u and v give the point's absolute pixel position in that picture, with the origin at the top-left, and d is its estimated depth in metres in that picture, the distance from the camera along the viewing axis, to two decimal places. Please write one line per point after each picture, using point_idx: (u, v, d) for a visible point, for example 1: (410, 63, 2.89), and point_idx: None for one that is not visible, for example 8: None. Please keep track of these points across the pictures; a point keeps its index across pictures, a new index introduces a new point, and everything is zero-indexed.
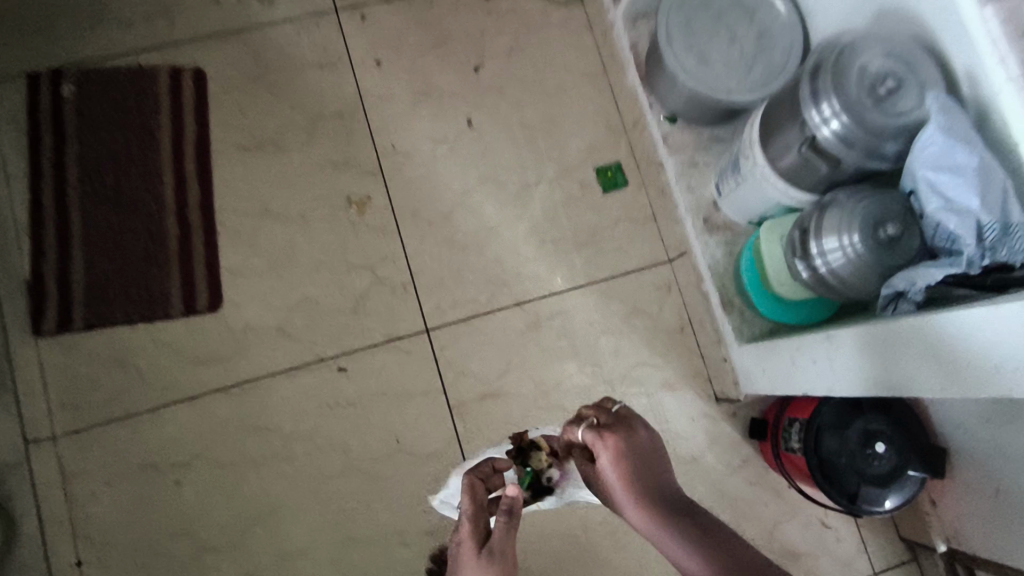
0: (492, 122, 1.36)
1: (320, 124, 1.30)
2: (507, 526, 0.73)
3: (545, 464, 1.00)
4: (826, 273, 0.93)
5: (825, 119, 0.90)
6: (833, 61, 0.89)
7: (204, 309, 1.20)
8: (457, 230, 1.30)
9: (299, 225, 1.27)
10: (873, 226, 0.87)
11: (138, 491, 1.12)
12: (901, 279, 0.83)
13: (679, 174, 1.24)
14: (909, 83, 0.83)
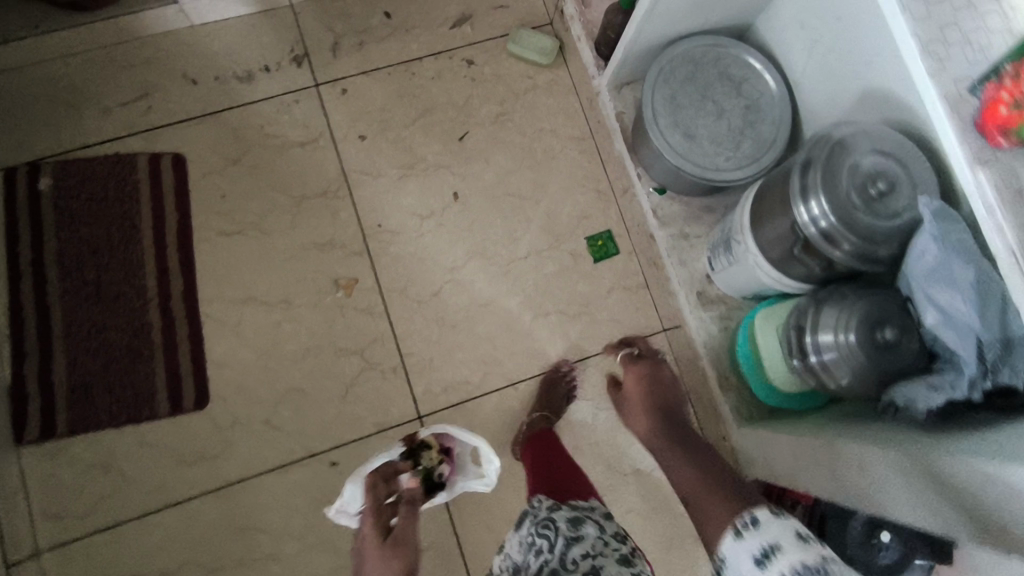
0: (479, 194, 1.32)
1: (305, 206, 1.28)
2: (411, 512, 0.98)
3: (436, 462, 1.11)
4: (821, 370, 0.90)
5: (814, 218, 0.87)
6: (824, 159, 0.86)
7: (191, 407, 1.19)
8: (446, 308, 1.27)
9: (284, 311, 1.24)
10: (870, 328, 0.83)
11: None
12: (903, 393, 0.80)
13: (671, 247, 1.20)
14: (901, 185, 0.81)
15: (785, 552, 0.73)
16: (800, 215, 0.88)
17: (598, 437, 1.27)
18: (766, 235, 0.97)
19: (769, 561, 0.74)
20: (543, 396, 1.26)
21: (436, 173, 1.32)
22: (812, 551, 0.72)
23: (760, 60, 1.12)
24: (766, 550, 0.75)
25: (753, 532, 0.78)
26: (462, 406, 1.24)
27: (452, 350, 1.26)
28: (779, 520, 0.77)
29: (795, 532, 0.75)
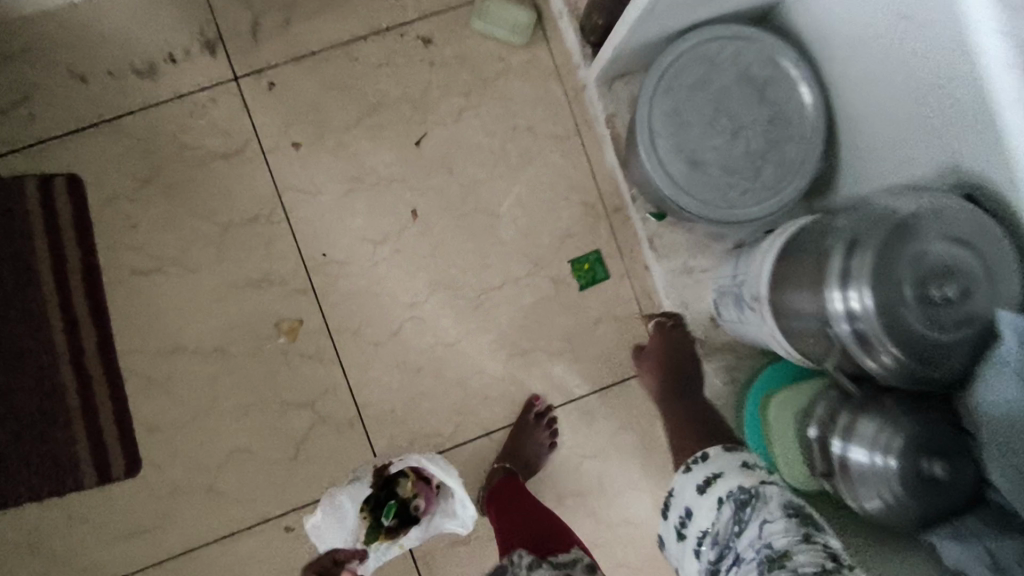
0: (442, 212, 1.10)
1: (234, 235, 1.08)
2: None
3: (410, 495, 1.07)
4: (849, 489, 0.72)
5: (852, 312, 0.66)
6: (878, 239, 0.64)
7: (122, 473, 1.07)
8: (408, 351, 1.10)
9: (220, 361, 1.08)
10: (916, 455, 0.65)
11: None
12: (951, 551, 0.60)
13: (671, 286, 1.03)
14: (978, 288, 0.59)
15: (725, 477, 0.80)
16: (835, 301, 0.68)
17: (587, 486, 1.14)
18: (783, 306, 0.78)
19: (710, 487, 0.81)
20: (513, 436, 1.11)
21: (392, 188, 1.10)
22: (750, 472, 0.79)
23: (794, 64, 0.86)
24: (710, 477, 0.82)
25: (706, 462, 0.85)
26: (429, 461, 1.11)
27: (418, 398, 1.11)
28: (726, 453, 0.84)
29: (740, 461, 0.82)
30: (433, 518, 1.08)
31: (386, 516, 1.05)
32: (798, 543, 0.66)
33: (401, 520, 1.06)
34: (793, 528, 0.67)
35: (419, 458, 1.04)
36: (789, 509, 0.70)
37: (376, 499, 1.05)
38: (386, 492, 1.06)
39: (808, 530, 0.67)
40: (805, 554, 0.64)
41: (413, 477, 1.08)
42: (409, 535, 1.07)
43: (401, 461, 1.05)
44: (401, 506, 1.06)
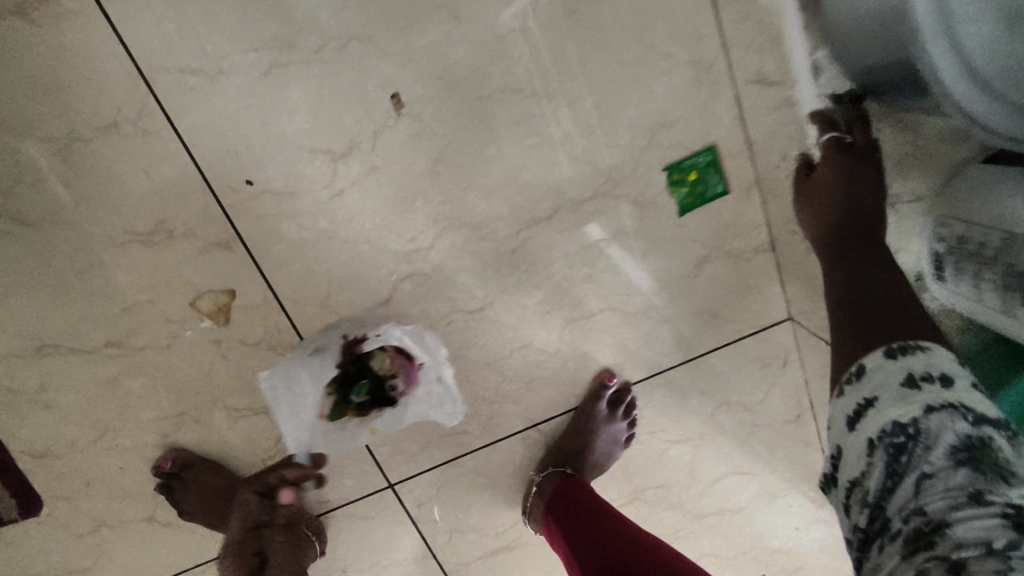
0: (446, 97, 0.62)
1: (83, 159, 0.62)
2: (290, 540, 0.73)
3: (387, 375, 0.70)
4: None
5: None
6: None
7: (15, 514, 0.74)
8: (411, 326, 0.70)
9: (119, 357, 0.69)
10: None
11: None
12: None
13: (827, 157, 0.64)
14: None
15: (879, 406, 0.49)
16: None
17: (672, 476, 0.83)
18: None
19: (863, 424, 0.50)
20: (579, 421, 0.77)
21: (352, 56, 0.60)
22: (917, 395, 0.47)
23: None
24: (863, 400, 0.51)
25: (854, 388, 0.52)
26: (456, 463, 0.79)
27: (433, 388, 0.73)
28: (881, 362, 0.51)
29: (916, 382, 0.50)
30: (413, 403, 0.72)
31: (354, 397, 0.70)
32: (962, 509, 0.41)
33: (371, 402, 0.71)
34: (961, 485, 0.42)
35: (401, 333, 0.70)
36: (959, 456, 0.43)
37: (341, 377, 0.70)
38: (357, 369, 0.70)
39: (994, 494, 0.40)
40: (980, 530, 0.39)
41: (394, 351, 0.70)
42: (381, 419, 0.72)
43: (382, 331, 0.70)
44: (375, 384, 0.70)
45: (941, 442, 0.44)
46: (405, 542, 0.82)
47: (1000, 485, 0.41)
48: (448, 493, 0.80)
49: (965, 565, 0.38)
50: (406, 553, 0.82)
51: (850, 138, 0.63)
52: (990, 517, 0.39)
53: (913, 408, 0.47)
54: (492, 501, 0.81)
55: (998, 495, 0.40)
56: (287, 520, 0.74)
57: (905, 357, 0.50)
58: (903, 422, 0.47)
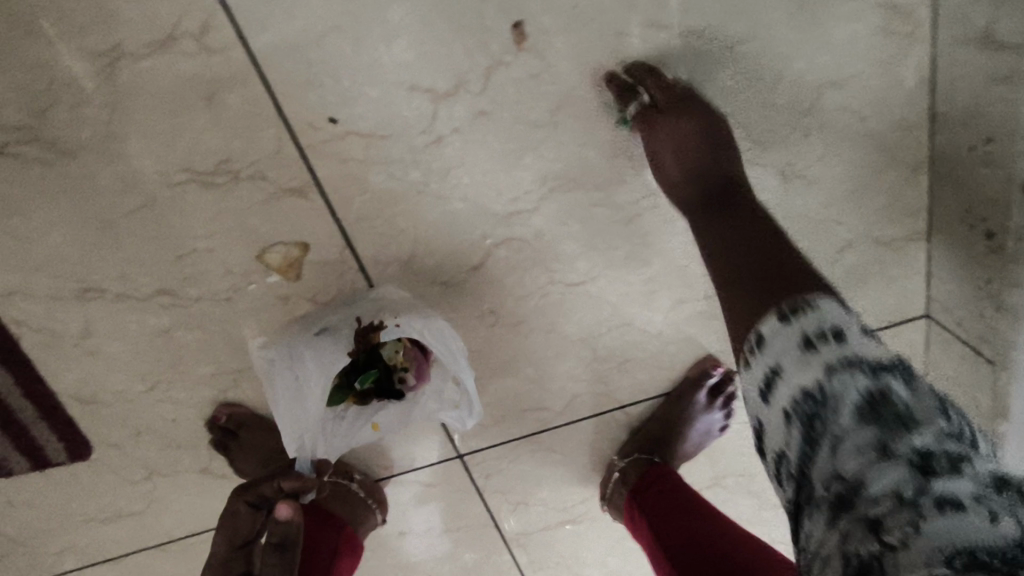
0: (581, 31, 0.50)
1: (134, 77, 0.50)
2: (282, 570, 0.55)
3: (399, 367, 0.59)
4: None
5: None
6: None
7: (64, 455, 0.69)
8: (502, 296, 0.62)
9: (173, 310, 0.61)
10: None
11: None
12: None
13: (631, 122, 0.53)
14: None
15: (786, 373, 0.40)
16: None
17: (758, 467, 0.76)
18: None
19: (771, 393, 0.41)
20: (676, 413, 0.70)
21: None
22: (818, 355, 0.39)
23: None
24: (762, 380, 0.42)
25: (752, 355, 0.43)
26: (530, 440, 0.72)
27: (518, 362, 0.66)
28: (776, 329, 0.41)
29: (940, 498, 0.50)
30: (423, 400, 0.61)
31: (358, 384, 0.58)
32: (879, 471, 0.35)
33: (377, 395, 0.59)
34: (872, 442, 0.36)
35: (419, 325, 0.58)
36: (867, 413, 0.37)
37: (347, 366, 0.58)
38: (366, 359, 0.58)
39: (904, 443, 0.36)
40: (890, 488, 0.35)
41: (409, 342, 0.60)
42: (384, 414, 0.61)
43: (402, 321, 0.58)
44: (382, 376, 0.59)
45: (846, 401, 0.37)
46: (468, 510, 0.77)
47: (903, 433, 0.36)
48: (518, 466, 0.74)
49: (886, 526, 0.34)
50: (468, 520, 0.78)
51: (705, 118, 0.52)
52: (897, 471, 0.35)
53: (813, 374, 0.38)
54: (562, 478, 0.76)
55: (904, 444, 0.35)
56: (281, 543, 0.56)
57: (798, 318, 0.41)
58: (809, 389, 0.38)
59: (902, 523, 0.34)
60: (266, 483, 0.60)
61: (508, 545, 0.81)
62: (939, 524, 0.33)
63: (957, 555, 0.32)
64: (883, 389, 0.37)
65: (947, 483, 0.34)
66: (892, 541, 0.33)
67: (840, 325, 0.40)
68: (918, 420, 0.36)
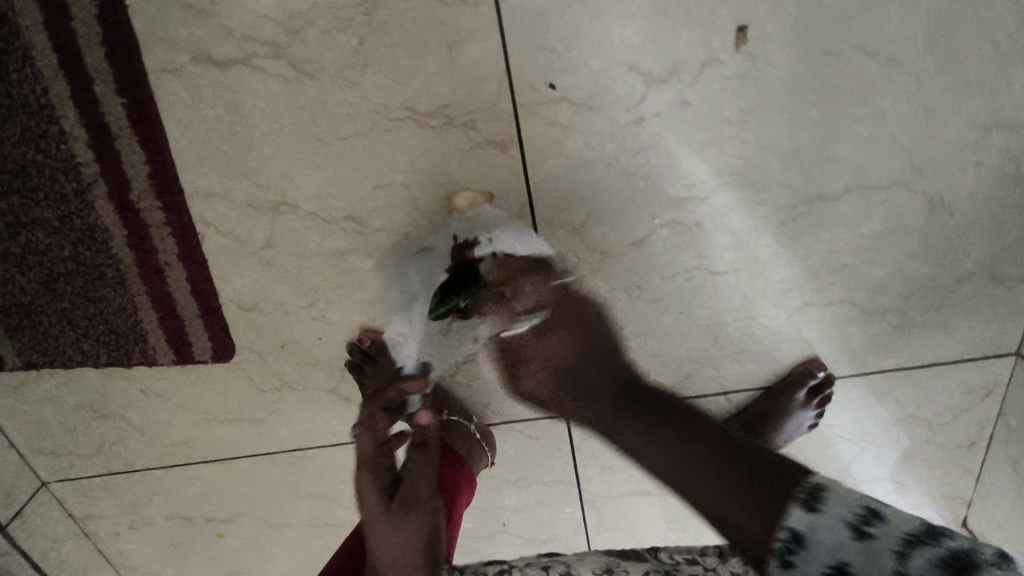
0: (793, 42, 0.56)
1: (384, 20, 0.57)
2: (423, 464, 0.69)
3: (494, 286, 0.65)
4: None
5: None
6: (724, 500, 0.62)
7: (208, 356, 0.74)
8: (652, 272, 0.67)
9: (352, 235, 0.66)
10: None
11: (177, 535, 0.92)
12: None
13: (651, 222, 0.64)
14: None
15: (815, 555, 0.40)
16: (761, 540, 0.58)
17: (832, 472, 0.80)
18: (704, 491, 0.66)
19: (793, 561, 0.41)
20: (768, 410, 0.73)
21: None
22: (849, 535, 0.39)
23: None
24: (790, 537, 0.41)
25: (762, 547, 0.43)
26: None
27: (646, 337, 0.71)
28: (816, 520, 0.41)
29: (833, 532, 0.40)
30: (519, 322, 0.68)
31: (461, 301, 0.67)
32: None
33: (478, 309, 0.67)
34: None
35: (508, 242, 0.65)
36: None
37: (449, 280, 0.66)
38: (467, 275, 0.66)
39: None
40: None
41: (507, 259, 0.65)
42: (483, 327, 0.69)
43: (494, 237, 0.64)
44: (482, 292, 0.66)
45: None
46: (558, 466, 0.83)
47: None
48: None
49: None
50: (554, 475, 0.84)
51: (846, 144, 0.60)
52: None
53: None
54: None
55: None
56: (422, 442, 0.71)
57: (817, 508, 0.41)
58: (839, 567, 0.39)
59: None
60: (389, 389, 0.70)
61: (582, 506, 0.86)
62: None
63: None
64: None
65: None
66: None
67: (856, 503, 0.41)
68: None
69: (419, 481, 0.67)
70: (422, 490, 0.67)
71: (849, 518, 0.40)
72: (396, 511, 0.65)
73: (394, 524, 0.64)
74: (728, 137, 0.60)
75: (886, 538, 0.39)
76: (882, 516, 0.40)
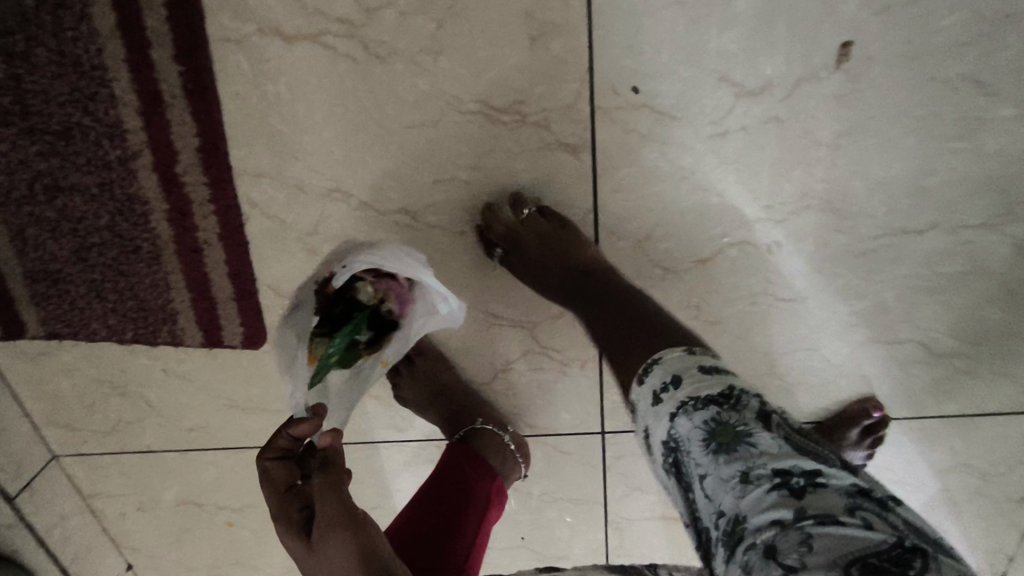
0: (895, 64, 0.53)
1: (465, 6, 0.54)
2: (331, 485, 0.51)
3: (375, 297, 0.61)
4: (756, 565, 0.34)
5: (677, 437, 0.41)
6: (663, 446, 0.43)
7: (238, 341, 0.71)
8: (712, 294, 0.64)
9: (403, 229, 0.63)
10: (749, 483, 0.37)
11: (184, 519, 0.89)
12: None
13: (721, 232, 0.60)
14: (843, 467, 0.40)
15: (650, 429, 0.44)
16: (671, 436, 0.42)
17: None
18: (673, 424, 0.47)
19: (651, 453, 0.44)
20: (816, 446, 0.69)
21: None
22: (665, 406, 0.43)
23: None
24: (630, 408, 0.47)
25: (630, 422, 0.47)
26: None
27: None
28: (635, 391, 0.46)
29: (645, 398, 0.45)
30: (415, 320, 0.64)
31: (358, 335, 0.60)
32: (699, 483, 0.40)
33: (374, 332, 0.62)
34: (679, 454, 0.41)
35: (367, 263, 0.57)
36: (674, 445, 0.41)
37: (326, 324, 0.58)
38: (343, 309, 0.59)
39: (741, 462, 0.38)
40: (769, 514, 0.35)
41: (373, 275, 0.60)
42: (391, 348, 0.64)
43: (346, 264, 0.57)
44: (369, 316, 0.61)
45: (691, 439, 0.40)
46: (586, 487, 0.79)
47: (690, 453, 0.40)
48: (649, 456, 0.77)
49: (776, 551, 0.34)
50: (581, 494, 0.80)
51: (941, 176, 0.57)
52: (766, 493, 0.36)
53: (658, 423, 0.43)
54: None
55: (694, 461, 0.40)
56: (324, 461, 0.52)
57: (647, 376, 0.46)
58: (661, 437, 0.43)
59: (794, 544, 0.33)
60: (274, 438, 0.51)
61: (606, 530, 0.82)
62: (827, 537, 0.33)
63: (853, 562, 0.31)
64: (675, 433, 0.41)
65: (745, 516, 0.36)
66: (790, 563, 0.33)
67: (680, 370, 0.44)
68: (759, 446, 0.38)
69: (331, 506, 0.50)
70: (338, 513, 0.50)
71: (656, 385, 0.44)
72: (319, 547, 0.49)
73: (318, 557, 0.50)
74: (814, 158, 0.57)
75: (671, 400, 0.43)
76: (682, 382, 0.43)
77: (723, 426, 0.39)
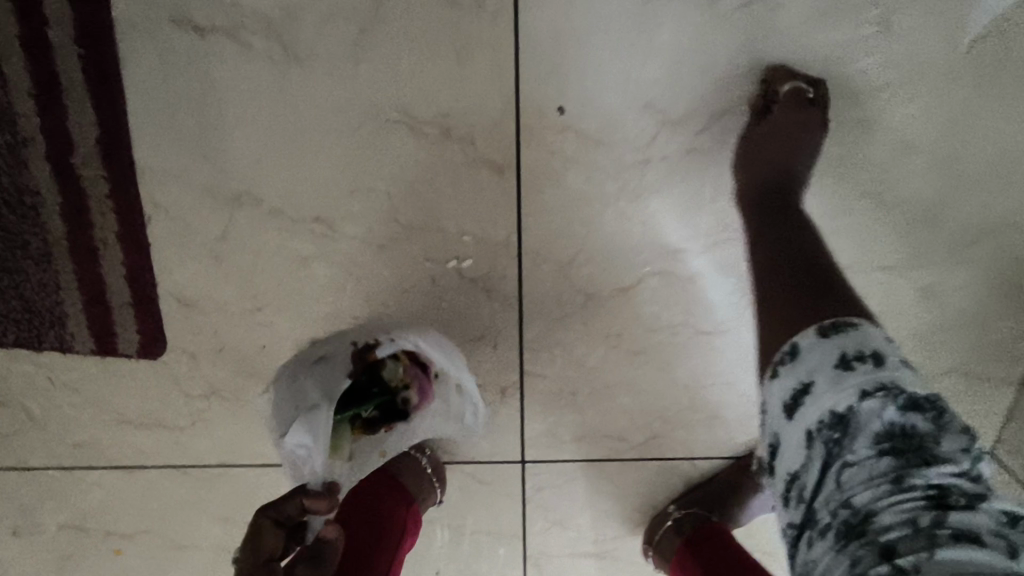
0: None
1: (394, 20, 0.55)
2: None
3: (400, 383, 0.64)
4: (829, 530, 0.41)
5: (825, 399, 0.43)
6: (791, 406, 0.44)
7: (132, 350, 0.66)
8: (635, 322, 0.64)
9: (320, 237, 0.60)
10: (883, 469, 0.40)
11: (38, 561, 0.76)
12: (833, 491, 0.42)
13: (645, 258, 0.61)
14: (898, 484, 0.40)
15: (814, 392, 0.43)
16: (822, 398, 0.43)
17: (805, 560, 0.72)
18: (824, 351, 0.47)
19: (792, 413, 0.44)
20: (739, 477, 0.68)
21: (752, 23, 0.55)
22: (850, 378, 0.42)
23: None
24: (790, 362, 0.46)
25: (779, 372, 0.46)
26: (599, 468, 0.70)
27: (620, 389, 0.67)
28: (816, 342, 0.45)
29: (827, 370, 0.43)
30: (426, 418, 0.66)
31: (363, 411, 0.63)
32: (844, 466, 0.42)
33: (383, 419, 0.64)
34: (885, 471, 0.40)
35: (416, 341, 0.62)
36: (878, 439, 0.41)
37: (349, 391, 0.62)
38: (365, 381, 0.63)
39: (864, 438, 0.41)
40: (880, 485, 0.40)
41: (408, 360, 0.64)
42: (390, 438, 0.65)
43: (396, 338, 0.62)
44: (387, 398, 0.63)
45: (860, 426, 0.41)
46: (511, 537, 0.72)
47: (921, 466, 0.40)
48: (570, 498, 0.71)
49: (895, 544, 0.38)
50: (498, 537, 0.72)
51: (855, 216, 0.60)
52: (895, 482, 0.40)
53: (850, 394, 0.42)
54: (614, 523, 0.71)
55: (919, 476, 0.39)
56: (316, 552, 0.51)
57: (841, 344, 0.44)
58: (832, 407, 0.42)
59: (880, 505, 0.40)
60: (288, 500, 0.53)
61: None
62: (927, 521, 0.38)
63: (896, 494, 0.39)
64: (881, 421, 0.41)
65: (960, 514, 0.38)
66: (846, 490, 0.41)
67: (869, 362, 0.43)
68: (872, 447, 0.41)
69: None
70: None
71: (831, 360, 0.43)
72: None
73: None
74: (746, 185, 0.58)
75: (859, 369, 0.42)
76: (829, 370, 0.43)
77: (902, 436, 0.40)
